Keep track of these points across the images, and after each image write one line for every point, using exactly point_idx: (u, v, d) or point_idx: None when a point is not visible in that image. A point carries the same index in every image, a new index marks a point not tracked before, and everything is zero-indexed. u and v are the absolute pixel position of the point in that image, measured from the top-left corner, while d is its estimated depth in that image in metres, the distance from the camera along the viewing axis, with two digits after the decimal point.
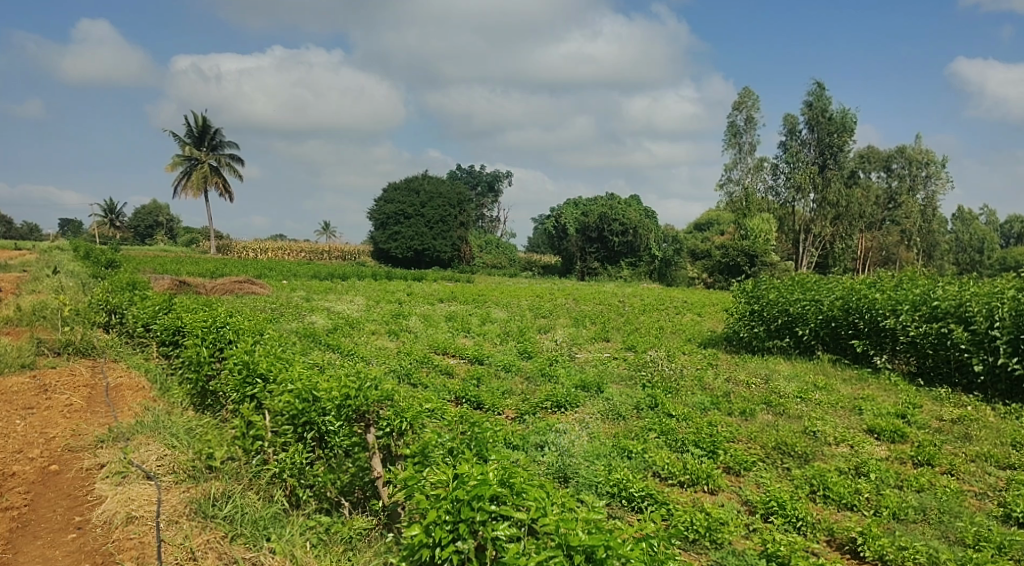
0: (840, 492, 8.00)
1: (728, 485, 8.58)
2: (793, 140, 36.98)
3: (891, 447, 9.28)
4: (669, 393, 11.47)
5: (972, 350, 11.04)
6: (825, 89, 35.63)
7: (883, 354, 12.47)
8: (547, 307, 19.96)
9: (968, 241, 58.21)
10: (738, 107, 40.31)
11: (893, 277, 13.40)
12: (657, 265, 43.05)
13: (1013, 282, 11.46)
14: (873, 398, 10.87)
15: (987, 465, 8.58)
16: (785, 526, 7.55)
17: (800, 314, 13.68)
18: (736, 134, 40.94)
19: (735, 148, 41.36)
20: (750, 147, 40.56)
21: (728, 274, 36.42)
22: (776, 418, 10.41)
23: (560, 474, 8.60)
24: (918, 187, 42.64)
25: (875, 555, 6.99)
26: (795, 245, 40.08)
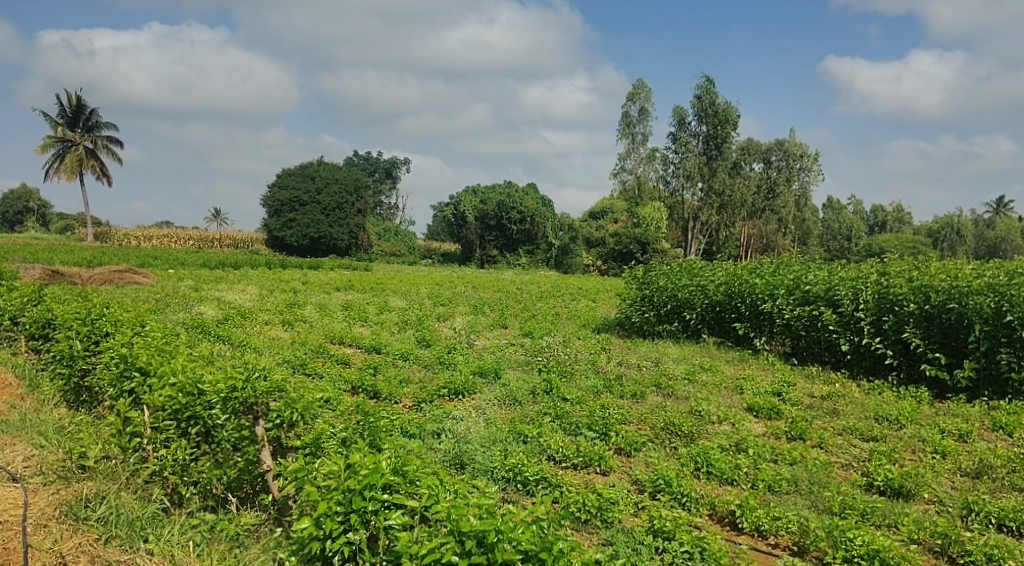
0: (722, 468, 8.42)
1: (618, 466, 8.84)
2: (681, 131, 37.79)
3: (767, 424, 9.82)
4: (564, 377, 11.73)
5: (840, 331, 11.74)
6: (714, 83, 36.90)
7: (761, 336, 13.16)
8: (446, 295, 19.97)
9: (841, 228, 62.21)
10: (631, 98, 41.23)
11: (772, 263, 14.16)
12: (555, 252, 43.75)
13: (875, 267, 12.30)
14: (752, 378, 11.47)
15: (852, 438, 9.16)
16: (671, 502, 7.87)
17: (688, 299, 14.26)
18: (629, 124, 41.92)
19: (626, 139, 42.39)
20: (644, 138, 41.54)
21: (622, 259, 37.35)
22: (665, 399, 10.82)
23: (456, 461, 8.64)
24: (794, 178, 45.08)
25: (753, 526, 7.38)
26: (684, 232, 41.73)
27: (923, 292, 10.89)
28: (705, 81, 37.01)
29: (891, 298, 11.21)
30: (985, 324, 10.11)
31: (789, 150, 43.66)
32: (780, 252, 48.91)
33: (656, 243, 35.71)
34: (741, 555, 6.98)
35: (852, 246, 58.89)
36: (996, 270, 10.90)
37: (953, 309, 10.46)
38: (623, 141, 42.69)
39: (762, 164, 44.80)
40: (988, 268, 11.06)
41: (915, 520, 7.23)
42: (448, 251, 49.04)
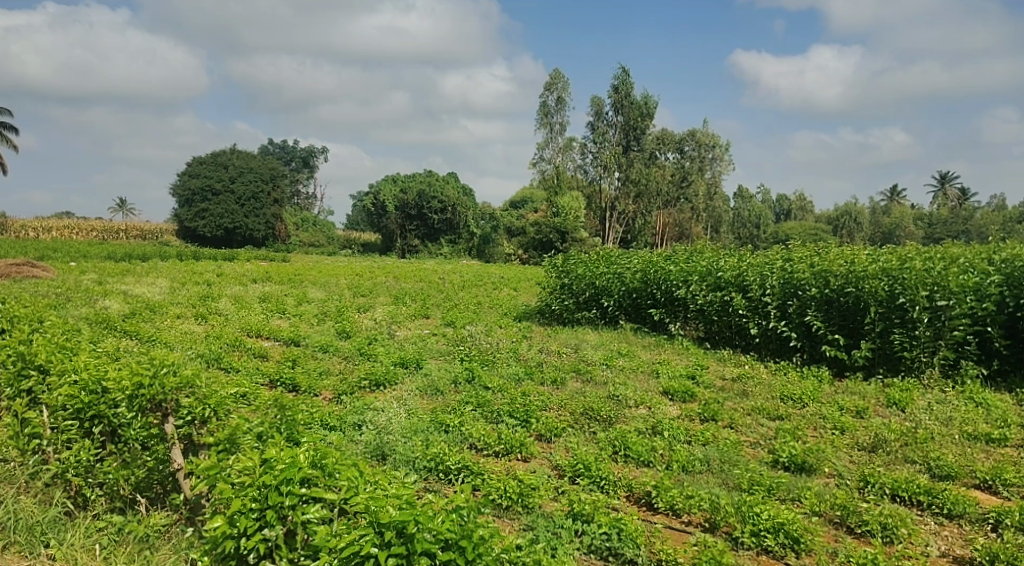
0: (638, 451, 8.66)
1: (539, 452, 8.96)
2: (600, 121, 38.28)
3: (681, 406, 10.15)
4: (485, 365, 11.80)
5: (750, 315, 12.20)
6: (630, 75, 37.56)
7: (676, 322, 13.55)
8: (366, 285, 19.71)
9: (751, 215, 64.56)
10: (549, 88, 41.54)
11: (686, 250, 14.58)
12: (477, 242, 43.70)
13: (781, 253, 12.84)
14: (668, 362, 11.83)
15: (760, 417, 9.56)
16: (590, 486, 8.05)
17: (606, 286, 14.56)
18: (547, 114, 42.20)
19: (546, 129, 42.67)
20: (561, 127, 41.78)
21: (542, 249, 37.70)
22: (584, 385, 11.03)
23: (378, 452, 8.59)
24: (706, 168, 46.42)
25: (667, 505, 7.61)
26: (602, 221, 41.78)
27: (824, 277, 11.45)
28: (621, 72, 37.60)
29: (795, 283, 11.75)
30: (879, 306, 10.69)
31: (700, 140, 45.28)
32: (693, 240, 50.38)
33: (575, 232, 36.13)
34: (656, 534, 7.18)
35: (761, 234, 61.16)
36: (890, 255, 11.54)
37: (851, 292, 11.01)
38: (541, 131, 42.91)
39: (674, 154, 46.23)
40: (883, 253, 11.69)
41: (817, 493, 7.61)
42: (369, 241, 48.39)
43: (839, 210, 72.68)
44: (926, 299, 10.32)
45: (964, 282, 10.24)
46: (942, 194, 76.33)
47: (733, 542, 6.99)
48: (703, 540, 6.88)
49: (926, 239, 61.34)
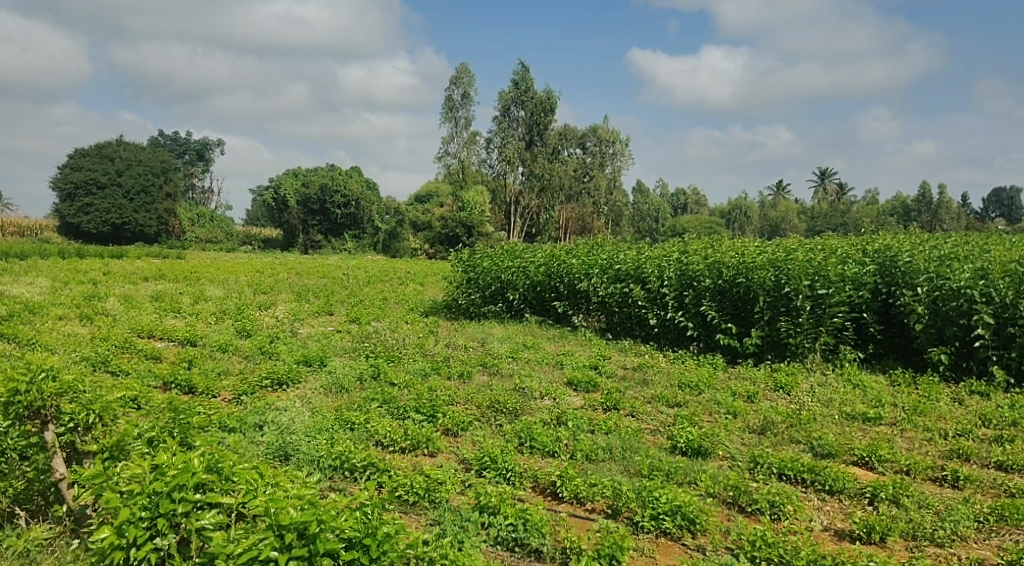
0: (544, 442, 8.80)
1: (446, 447, 8.94)
2: (505, 119, 38.45)
3: (585, 396, 10.38)
4: (391, 361, 11.68)
5: (648, 306, 12.59)
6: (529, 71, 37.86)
7: (579, 313, 13.91)
8: (267, 282, 19.13)
9: (651, 209, 66.43)
10: (454, 82, 41.44)
11: (587, 244, 14.88)
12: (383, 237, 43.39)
13: (677, 246, 13.30)
14: (571, 353, 12.07)
15: (659, 405, 9.87)
16: (496, 478, 8.12)
17: (511, 280, 14.72)
18: (452, 108, 42.09)
19: (451, 123, 42.55)
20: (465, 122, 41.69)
21: (449, 243, 37.57)
22: (490, 378, 11.11)
23: (280, 453, 8.38)
24: (607, 162, 47.78)
25: (572, 494, 7.76)
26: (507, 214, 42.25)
27: (717, 268, 11.92)
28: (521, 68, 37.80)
29: (690, 274, 12.19)
30: (767, 296, 11.24)
31: (600, 136, 46.49)
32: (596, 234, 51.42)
33: (480, 226, 36.19)
34: (560, 523, 7.30)
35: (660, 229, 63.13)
36: (776, 247, 12.15)
37: (741, 283, 11.51)
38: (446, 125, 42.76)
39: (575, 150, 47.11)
40: (770, 246, 12.28)
41: (711, 475, 7.93)
42: (270, 237, 47.04)
43: (731, 204, 75.71)
44: (808, 289, 10.91)
45: (842, 271, 10.86)
46: (824, 189, 80.71)
47: (634, 526, 7.18)
48: (605, 525, 7.02)
49: (809, 232, 64.77)
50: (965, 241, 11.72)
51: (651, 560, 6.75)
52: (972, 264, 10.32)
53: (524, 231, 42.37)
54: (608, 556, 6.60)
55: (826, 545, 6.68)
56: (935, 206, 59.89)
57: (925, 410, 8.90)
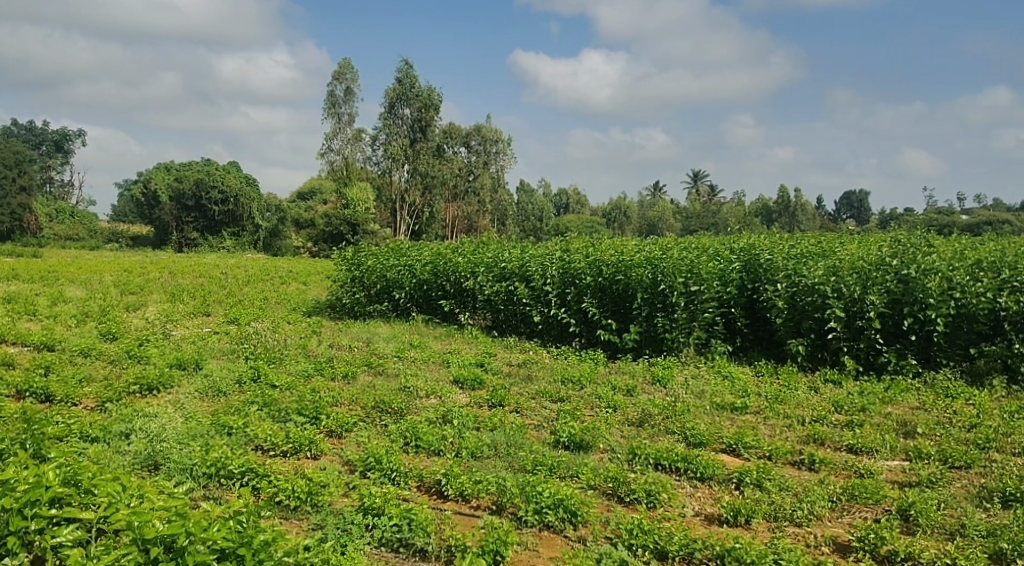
0: (429, 440, 8.78)
1: (329, 449, 8.74)
2: (389, 116, 37.79)
3: (471, 394, 10.42)
4: (272, 363, 11.30)
5: (533, 304, 12.80)
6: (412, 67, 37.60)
7: (466, 312, 13.92)
8: (135, 281, 18.05)
9: (535, 209, 67.47)
10: (336, 78, 40.53)
11: (473, 242, 14.96)
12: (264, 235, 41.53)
13: (560, 244, 13.59)
14: (458, 351, 12.11)
15: (543, 400, 10.06)
16: (381, 478, 8.03)
17: (397, 279, 14.63)
18: (335, 104, 40.85)
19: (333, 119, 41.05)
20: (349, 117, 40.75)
21: (333, 241, 36.61)
22: (375, 378, 10.95)
23: (148, 463, 7.92)
24: (491, 162, 47.75)
25: (456, 492, 7.76)
26: (393, 212, 41.77)
27: (597, 266, 12.27)
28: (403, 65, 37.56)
29: (572, 272, 12.50)
30: (645, 292, 11.68)
31: (485, 135, 46.40)
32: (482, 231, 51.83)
33: (366, 225, 35.59)
34: (445, 521, 7.27)
35: (545, 227, 64.22)
36: (653, 246, 12.65)
37: (621, 281, 11.91)
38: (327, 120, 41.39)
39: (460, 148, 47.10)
40: (647, 244, 12.76)
41: (592, 468, 8.16)
42: (141, 234, 44.44)
43: (611, 204, 77.94)
44: (682, 286, 11.42)
45: (711, 269, 11.42)
46: (696, 190, 84.43)
47: (518, 521, 7.28)
48: (490, 522, 7.06)
49: (682, 232, 67.64)
50: (820, 240, 12.61)
51: (534, 553, 6.86)
52: (825, 262, 11.12)
53: (410, 229, 42.04)
54: (492, 551, 6.65)
55: (697, 529, 7.00)
56: (793, 208, 63.48)
57: (786, 398, 9.51)
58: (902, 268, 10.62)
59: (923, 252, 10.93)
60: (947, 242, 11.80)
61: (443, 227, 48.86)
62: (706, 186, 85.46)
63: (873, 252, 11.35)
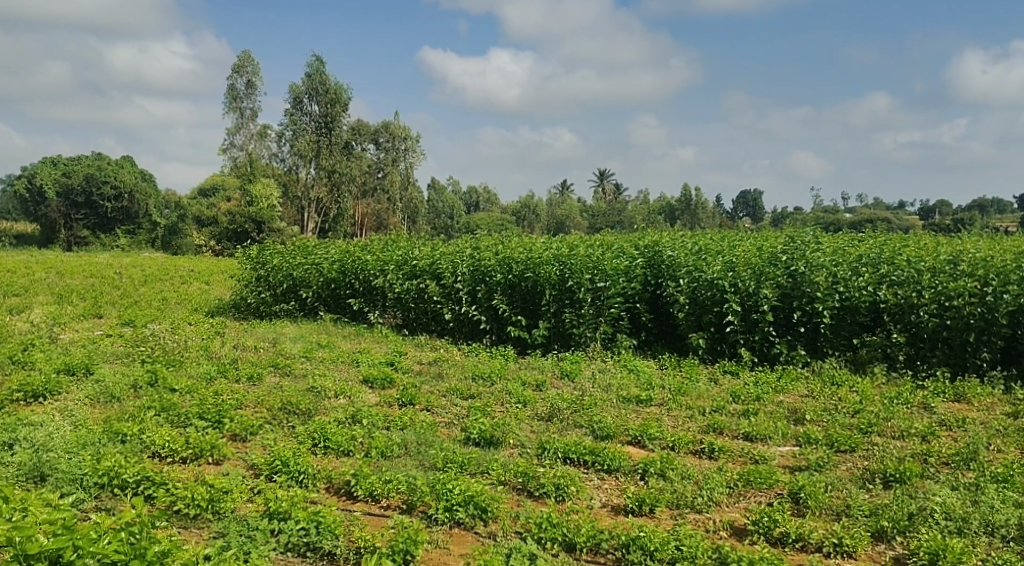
0: (338, 441, 8.64)
1: (233, 453, 8.46)
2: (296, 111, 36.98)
3: (380, 393, 10.31)
4: (171, 366, 10.85)
5: (444, 301, 12.80)
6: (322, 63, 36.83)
7: (375, 310, 13.76)
8: (19, 282, 16.96)
9: (445, 208, 67.23)
10: (239, 70, 39.17)
11: (382, 240, 14.81)
12: (161, 234, 39.84)
13: (470, 242, 13.64)
14: (367, 350, 11.95)
15: (454, 397, 10.06)
16: (287, 482, 7.84)
17: (304, 278, 14.38)
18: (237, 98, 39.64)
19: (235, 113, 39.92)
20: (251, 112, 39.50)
21: (237, 240, 35.33)
22: (282, 379, 10.68)
23: (33, 474, 7.46)
24: (399, 159, 47.54)
25: (366, 492, 7.67)
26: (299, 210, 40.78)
27: (507, 263, 12.38)
28: (314, 60, 36.75)
29: (482, 269, 12.55)
30: (553, 289, 11.87)
31: (393, 132, 46.15)
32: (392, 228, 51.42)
33: (271, 223, 34.62)
34: (354, 522, 7.16)
35: (456, 225, 64.13)
36: (561, 243, 12.86)
37: (530, 277, 12.05)
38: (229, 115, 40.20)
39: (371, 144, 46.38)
40: (555, 242, 12.96)
41: (502, 464, 8.21)
42: (26, 231, 41.77)
43: (522, 202, 78.57)
44: (589, 282, 11.66)
45: (616, 265, 11.70)
46: (603, 189, 86.11)
47: (428, 519, 7.26)
48: (399, 522, 7.00)
49: (591, 230, 68.80)
50: (719, 237, 13.10)
51: (445, 550, 6.84)
52: (724, 257, 11.59)
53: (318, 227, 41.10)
54: (402, 551, 6.59)
55: (604, 520, 7.16)
56: (693, 207, 65.46)
57: (687, 390, 9.85)
58: (792, 263, 11.16)
59: (811, 248, 11.51)
60: (834, 239, 12.49)
61: (353, 225, 47.96)
62: (612, 186, 87.46)
63: (767, 248, 11.90)
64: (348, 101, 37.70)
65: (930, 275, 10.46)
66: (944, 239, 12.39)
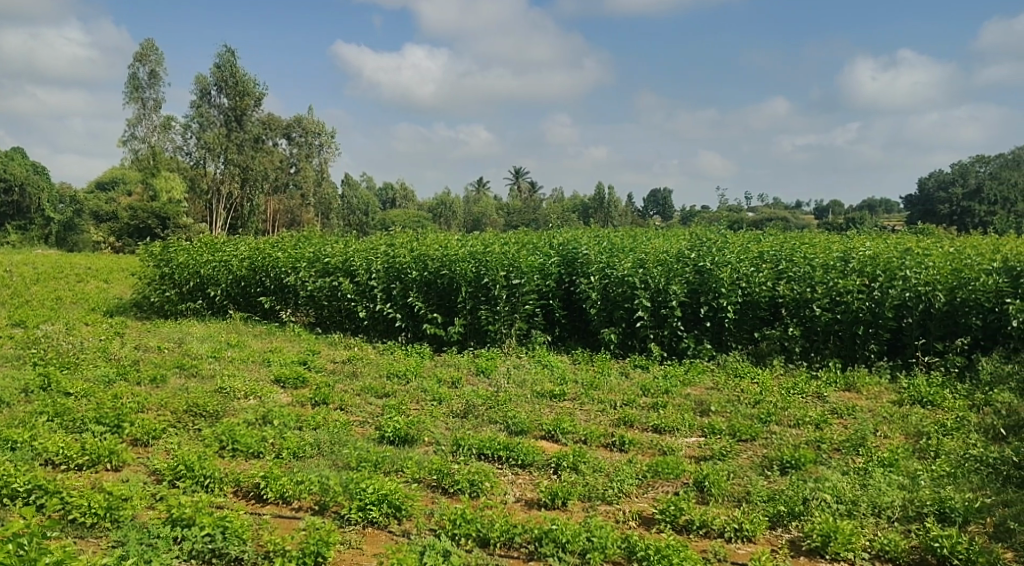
0: (247, 443, 8.42)
1: (134, 459, 8.12)
2: (204, 102, 35.65)
3: (292, 393, 10.10)
4: (66, 369, 10.31)
5: (358, 299, 12.63)
6: (234, 55, 35.62)
7: (287, 308, 13.47)
8: None
9: (358, 203, 66.05)
10: (140, 59, 37.48)
11: (294, 237, 14.49)
12: (56, 228, 37.57)
13: (384, 239, 13.51)
14: (279, 350, 11.66)
15: (369, 396, 9.95)
16: (192, 487, 7.59)
17: (211, 275, 13.95)
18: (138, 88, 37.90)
19: (137, 104, 38.16)
20: (154, 103, 37.85)
21: (140, 237, 33.73)
22: (187, 380, 10.31)
23: None
24: (313, 154, 46.58)
25: (276, 494, 7.50)
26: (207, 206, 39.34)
27: (422, 260, 12.33)
28: (224, 50, 35.39)
29: (397, 267, 12.45)
30: (468, 286, 11.88)
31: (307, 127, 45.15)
32: (306, 225, 50.35)
33: (177, 218, 33.27)
34: (263, 526, 6.97)
35: (370, 222, 63.30)
36: (476, 240, 12.89)
37: (445, 275, 12.02)
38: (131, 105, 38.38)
39: (284, 139, 45.20)
40: (470, 239, 12.98)
41: (417, 461, 8.16)
42: None
43: (439, 200, 78.25)
44: (504, 279, 11.69)
45: (531, 263, 11.80)
46: (517, 187, 86.68)
47: (341, 519, 7.16)
48: (310, 523, 6.87)
49: (506, 227, 69.01)
50: (630, 235, 13.42)
51: (358, 551, 6.75)
52: (635, 254, 11.87)
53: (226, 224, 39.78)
54: (313, 553, 6.47)
55: (517, 514, 7.22)
56: (604, 205, 66.71)
57: (599, 384, 10.06)
58: (698, 261, 11.52)
59: (717, 246, 11.94)
60: (737, 237, 12.98)
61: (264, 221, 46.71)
62: (525, 183, 88.07)
63: (676, 245, 12.27)
64: (259, 95, 36.60)
65: (824, 272, 10.98)
66: (838, 237, 13.05)
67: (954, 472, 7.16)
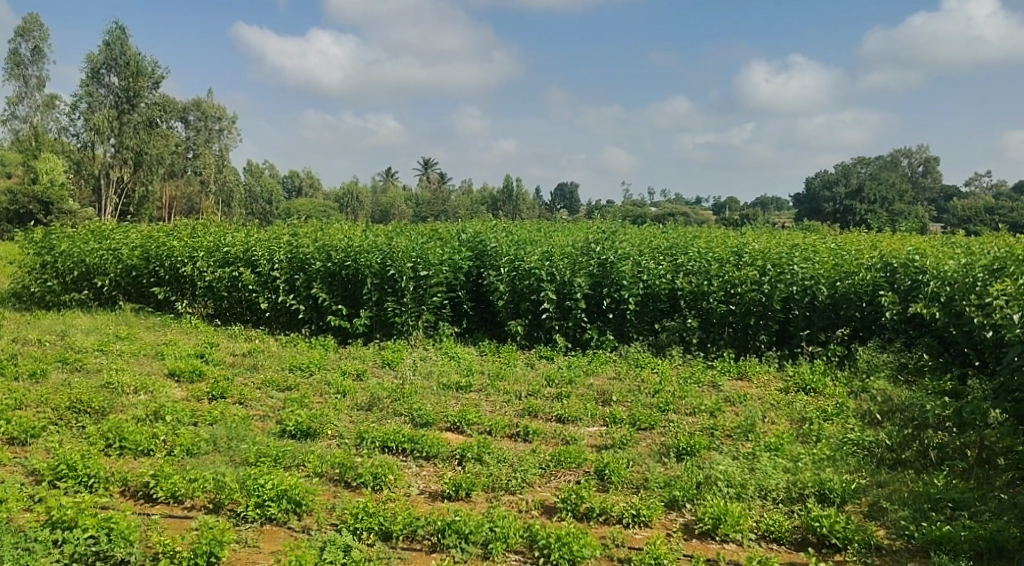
0: (136, 440, 8.02)
1: (9, 459, 7.62)
2: (92, 83, 33.69)
3: (187, 387, 9.71)
4: None
5: (259, 290, 12.26)
6: (124, 33, 33.78)
7: (184, 299, 12.95)
8: None
9: (262, 191, 64.11)
10: (23, 33, 35.05)
11: (190, 225, 13.91)
12: None
13: (287, 228, 13.16)
14: (174, 343, 11.18)
15: (270, 390, 9.67)
16: (75, 487, 7.19)
17: (98, 265, 13.27)
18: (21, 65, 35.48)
19: (20, 81, 35.73)
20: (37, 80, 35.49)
21: (20, 222, 31.61)
22: (71, 374, 9.75)
23: None
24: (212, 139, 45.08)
25: (167, 493, 7.19)
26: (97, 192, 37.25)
27: (326, 251, 12.09)
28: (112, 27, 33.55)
29: (301, 257, 12.16)
30: (375, 277, 11.72)
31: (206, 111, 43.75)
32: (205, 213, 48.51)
33: (60, 203, 31.30)
34: (152, 527, 6.67)
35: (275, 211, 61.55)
36: (382, 231, 12.72)
37: (350, 266, 11.82)
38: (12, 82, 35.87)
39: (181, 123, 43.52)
40: (376, 230, 12.80)
41: (318, 455, 7.99)
42: None
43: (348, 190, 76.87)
44: (411, 271, 11.62)
45: (439, 254, 11.74)
46: (428, 178, 86.17)
47: (237, 517, 6.93)
48: (203, 522, 6.61)
49: (414, 218, 68.29)
50: (537, 228, 13.54)
51: (255, 549, 6.56)
52: (541, 248, 12.00)
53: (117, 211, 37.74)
54: (205, 553, 6.23)
55: (420, 507, 7.17)
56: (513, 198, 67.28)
57: (505, 375, 10.14)
58: (602, 254, 11.76)
59: (620, 241, 12.22)
60: (638, 231, 13.33)
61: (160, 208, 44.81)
62: (436, 175, 87.67)
63: (580, 239, 12.48)
64: (153, 75, 35.01)
65: (719, 266, 11.41)
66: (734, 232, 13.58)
67: (834, 455, 7.59)
